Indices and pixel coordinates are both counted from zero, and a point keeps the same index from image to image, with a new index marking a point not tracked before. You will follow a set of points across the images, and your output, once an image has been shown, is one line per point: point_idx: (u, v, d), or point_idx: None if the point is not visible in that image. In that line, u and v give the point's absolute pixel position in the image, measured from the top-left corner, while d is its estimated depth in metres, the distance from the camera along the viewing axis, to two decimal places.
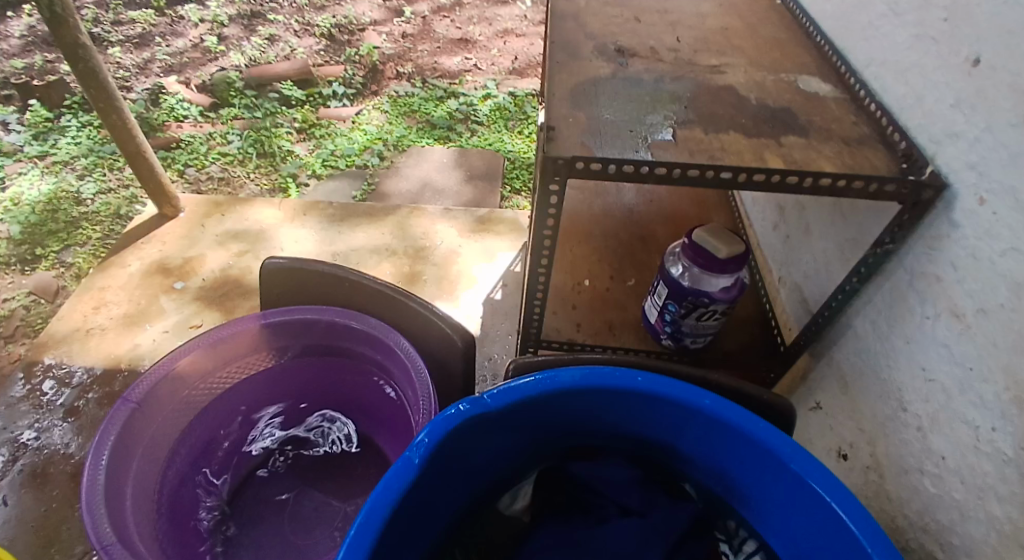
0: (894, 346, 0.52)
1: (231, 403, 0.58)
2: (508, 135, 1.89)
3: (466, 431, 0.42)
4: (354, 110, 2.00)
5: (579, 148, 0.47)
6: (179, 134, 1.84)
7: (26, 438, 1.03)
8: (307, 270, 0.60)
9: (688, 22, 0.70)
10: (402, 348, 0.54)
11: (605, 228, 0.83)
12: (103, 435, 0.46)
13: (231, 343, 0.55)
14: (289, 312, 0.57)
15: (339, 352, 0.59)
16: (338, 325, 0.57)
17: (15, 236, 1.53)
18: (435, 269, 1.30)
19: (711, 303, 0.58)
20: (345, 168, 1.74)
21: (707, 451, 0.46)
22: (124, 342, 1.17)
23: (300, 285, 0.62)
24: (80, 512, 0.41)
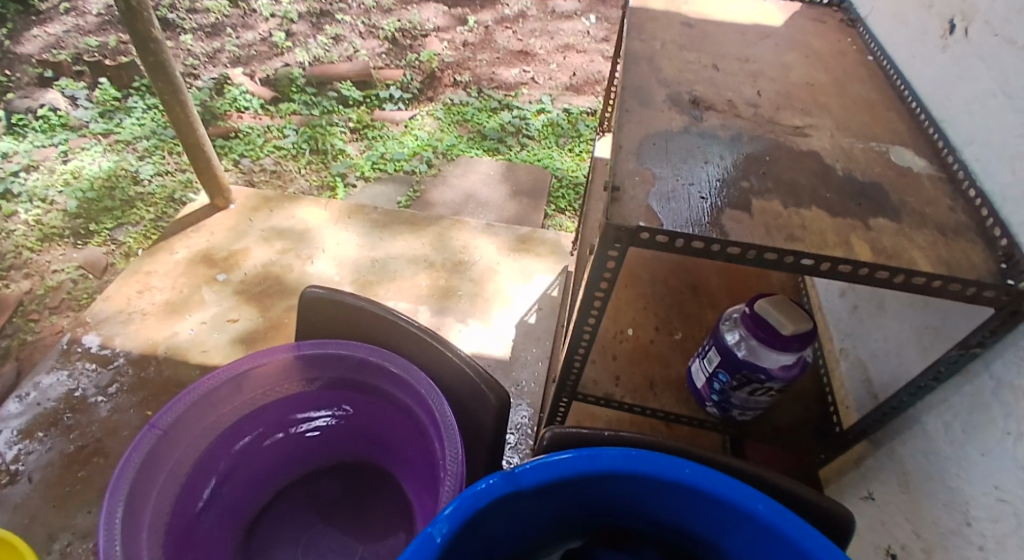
0: (969, 456, 0.46)
1: (261, 430, 0.58)
2: (559, 152, 1.86)
3: (494, 508, 0.40)
4: (408, 114, 2.01)
5: (646, 214, 0.44)
6: (238, 124, 1.88)
7: (60, 416, 1.05)
8: (346, 304, 0.60)
9: (771, 74, 0.66)
10: (433, 395, 0.53)
11: (655, 273, 0.79)
12: (126, 462, 0.46)
13: (262, 372, 0.55)
14: (322, 345, 0.56)
15: (366, 389, 0.58)
16: (370, 362, 0.56)
17: (72, 210, 1.59)
18: (472, 287, 1.28)
19: (767, 378, 0.53)
20: (393, 173, 1.75)
21: (751, 555, 0.42)
22: (163, 329, 1.19)
23: (336, 317, 0.62)
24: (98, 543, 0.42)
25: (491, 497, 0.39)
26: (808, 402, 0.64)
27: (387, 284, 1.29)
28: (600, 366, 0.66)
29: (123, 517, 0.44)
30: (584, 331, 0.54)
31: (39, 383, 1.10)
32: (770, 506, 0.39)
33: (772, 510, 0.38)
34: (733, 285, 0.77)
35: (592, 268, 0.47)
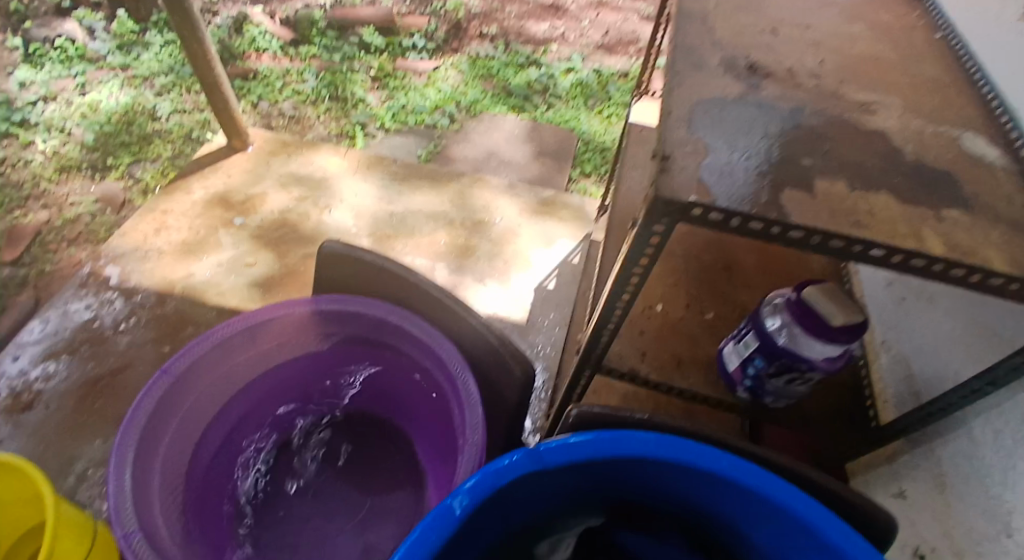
0: (1016, 468, 0.44)
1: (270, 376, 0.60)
2: (586, 114, 1.80)
3: (514, 485, 0.39)
4: (432, 65, 1.94)
5: (697, 188, 0.41)
6: (257, 65, 1.82)
7: (74, 348, 1.05)
8: (366, 263, 0.58)
9: (834, 42, 0.60)
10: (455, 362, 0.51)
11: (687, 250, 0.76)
12: (141, 405, 0.47)
13: (277, 324, 0.56)
14: (339, 301, 0.56)
15: (381, 346, 0.59)
16: (388, 321, 0.56)
17: (89, 143, 1.56)
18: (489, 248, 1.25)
19: (808, 369, 0.51)
20: (414, 125, 1.70)
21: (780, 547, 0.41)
22: (178, 268, 1.18)
23: (353, 274, 0.60)
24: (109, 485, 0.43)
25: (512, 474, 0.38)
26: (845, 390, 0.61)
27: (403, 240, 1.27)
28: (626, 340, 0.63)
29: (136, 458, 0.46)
30: (615, 306, 0.52)
31: (55, 313, 1.10)
32: (808, 503, 0.36)
33: (809, 507, 0.36)
34: (768, 267, 0.74)
35: (633, 242, 0.44)
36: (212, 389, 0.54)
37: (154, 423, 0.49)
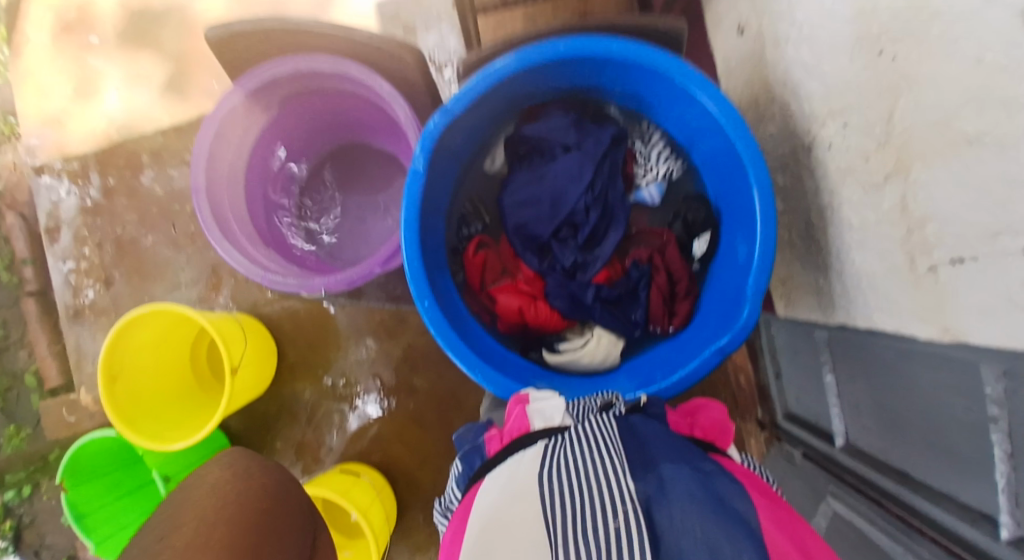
0: (854, 322, 0.72)
1: (283, 140, 0.95)
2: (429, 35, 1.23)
3: (450, 338, 0.70)
4: (135, 33, 1.29)
5: (484, 460, 0.51)
6: (94, 130, 1.30)
7: (372, 409, 1.20)
8: (384, 67, 0.85)
9: (603, 159, 0.80)
10: (351, 91, 0.88)
11: (306, 54, 0.82)
12: (246, 188, 0.91)
13: (284, 132, 0.94)
14: (306, 124, 0.96)
15: (347, 130, 1.01)
16: (354, 125, 0.99)
17: (69, 113, 1.30)
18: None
19: (694, 195, 0.82)
20: None
21: (552, 378, 0.73)
22: (256, 151, 0.92)
23: (314, 120, 0.96)
24: (206, 235, 0.79)
25: (430, 296, 0.70)
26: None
27: (52, 151, 1.30)
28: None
29: (244, 234, 0.87)
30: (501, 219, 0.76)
31: (189, 266, 1.26)
32: (697, 82, 0.67)
33: (708, 93, 0.67)
34: (715, 181, 0.77)
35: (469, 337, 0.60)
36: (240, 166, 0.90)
37: (217, 208, 0.84)
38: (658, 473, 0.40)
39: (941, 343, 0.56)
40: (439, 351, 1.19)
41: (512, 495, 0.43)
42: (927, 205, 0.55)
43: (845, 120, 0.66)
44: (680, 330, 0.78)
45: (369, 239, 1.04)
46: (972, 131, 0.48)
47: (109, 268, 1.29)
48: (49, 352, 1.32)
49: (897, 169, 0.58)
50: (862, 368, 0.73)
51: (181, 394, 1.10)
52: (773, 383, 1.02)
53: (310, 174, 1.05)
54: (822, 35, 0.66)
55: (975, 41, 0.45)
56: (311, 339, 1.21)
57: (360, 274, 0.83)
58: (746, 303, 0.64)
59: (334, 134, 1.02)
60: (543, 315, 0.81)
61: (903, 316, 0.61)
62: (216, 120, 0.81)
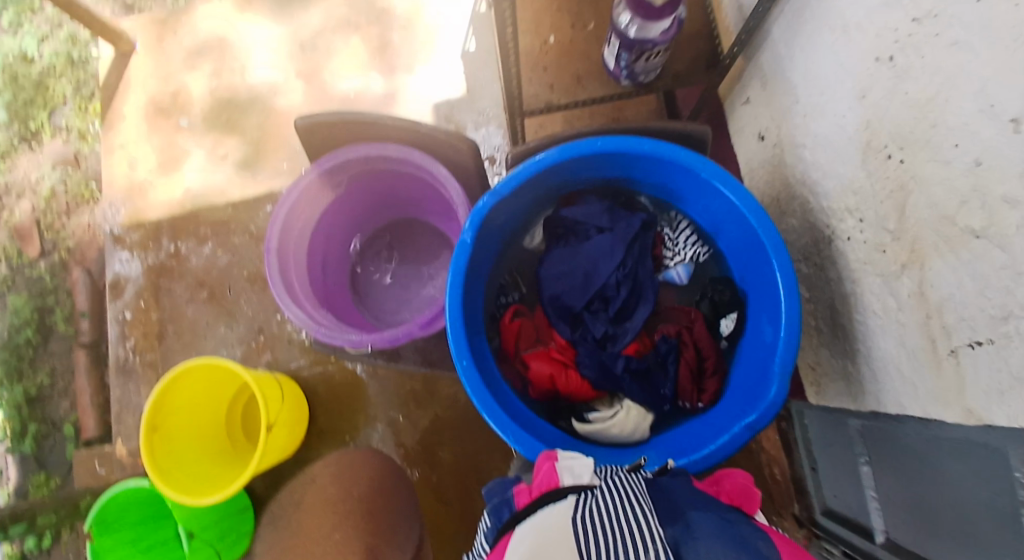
0: (883, 405, 0.74)
1: (347, 213, 1.05)
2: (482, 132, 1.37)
3: (485, 398, 0.73)
4: (218, 117, 1.47)
5: (516, 510, 0.53)
6: (170, 197, 1.44)
7: None
8: (444, 154, 0.95)
9: (636, 241, 0.87)
10: (413, 174, 0.98)
11: (379, 142, 0.93)
12: (310, 253, 1.00)
13: (348, 206, 1.04)
14: (369, 199, 1.06)
15: (404, 206, 1.11)
16: (411, 202, 1.09)
17: (149, 181, 1.46)
18: (222, 83, 1.48)
19: (720, 278, 0.87)
20: (408, 66, 1.42)
21: (582, 445, 0.75)
22: (322, 221, 1.01)
23: (377, 196, 1.06)
24: (273, 292, 0.87)
25: (469, 357, 0.75)
26: (705, 61, 1.02)
27: (128, 214, 1.44)
28: (535, 74, 1.10)
29: (304, 294, 0.95)
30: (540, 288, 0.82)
31: (236, 324, 1.34)
32: (721, 177, 0.75)
33: (731, 187, 0.74)
34: (741, 265, 0.82)
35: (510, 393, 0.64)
36: (307, 234, 0.99)
37: (283, 269, 0.92)
38: (693, 519, 0.43)
39: (966, 427, 0.58)
40: (467, 422, 1.21)
41: (546, 536, 0.45)
42: (941, 291, 0.59)
43: (861, 215, 0.72)
44: (709, 405, 0.81)
45: (413, 306, 1.11)
46: (976, 226, 0.53)
47: (162, 324, 1.37)
48: (91, 403, 1.38)
49: (911, 259, 0.63)
50: (894, 455, 0.73)
51: (212, 451, 1.13)
52: (807, 472, 1.01)
53: (366, 241, 1.14)
54: (836, 141, 0.74)
55: (972, 147, 0.52)
56: (343, 402, 1.25)
57: (404, 335, 0.88)
58: (774, 381, 0.67)
59: (391, 209, 1.12)
60: (573, 384, 0.84)
61: (928, 401, 0.63)
62: (293, 197, 0.92)
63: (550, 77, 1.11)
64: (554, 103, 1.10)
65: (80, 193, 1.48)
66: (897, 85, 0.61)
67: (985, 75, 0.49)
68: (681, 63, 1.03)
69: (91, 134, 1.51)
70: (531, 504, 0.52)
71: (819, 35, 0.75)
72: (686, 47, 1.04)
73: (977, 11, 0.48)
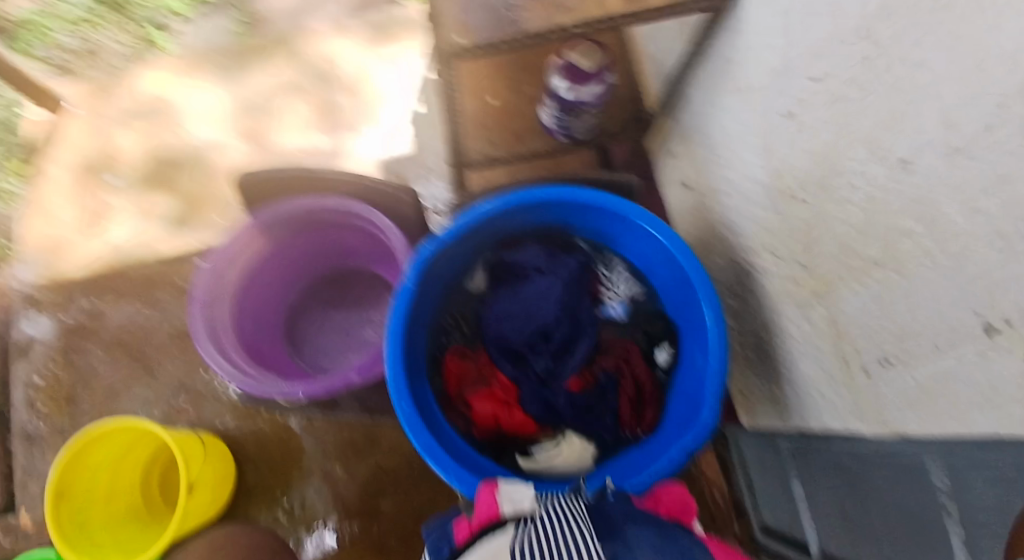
0: (808, 429, 0.77)
1: (282, 261, 1.03)
2: (424, 184, 1.40)
3: (427, 440, 0.71)
4: (152, 169, 1.43)
5: (458, 542, 0.51)
6: (92, 250, 1.37)
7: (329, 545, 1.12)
8: (386, 202, 0.97)
9: (573, 281, 0.90)
10: (355, 221, 0.99)
11: (317, 188, 0.93)
12: (242, 302, 0.97)
13: (284, 254, 1.02)
14: (307, 247, 1.05)
15: (344, 254, 1.10)
16: (351, 250, 1.09)
17: (70, 233, 1.38)
18: (158, 140, 1.45)
19: (654, 314, 0.91)
20: (351, 122, 1.45)
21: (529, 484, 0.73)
22: (258, 269, 0.99)
23: (314, 243, 1.05)
24: (200, 342, 0.83)
25: (411, 399, 0.73)
26: (632, 121, 1.11)
27: (44, 269, 1.35)
28: (474, 130, 1.15)
29: (235, 342, 0.91)
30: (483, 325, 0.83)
31: (160, 384, 1.25)
32: (646, 218, 0.80)
33: (658, 227, 0.79)
34: (672, 299, 0.86)
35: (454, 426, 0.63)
36: (241, 282, 0.96)
37: (212, 318, 0.88)
38: (633, 532, 0.43)
39: (882, 443, 0.61)
40: (409, 479, 1.15)
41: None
42: (848, 316, 0.64)
43: (775, 252, 0.78)
44: (650, 438, 0.82)
45: (353, 354, 1.09)
46: (875, 256, 0.58)
47: (74, 386, 1.26)
48: None
49: (820, 288, 0.69)
50: (822, 479, 0.76)
51: (116, 524, 1.01)
52: (749, 509, 1.02)
53: (303, 289, 1.12)
54: (750, 187, 0.81)
55: (867, 187, 0.58)
56: (275, 461, 1.17)
57: (342, 382, 0.85)
58: (708, 408, 0.69)
59: (329, 258, 1.11)
60: (517, 421, 0.84)
61: (847, 421, 0.67)
62: (227, 244, 0.89)
63: (490, 132, 1.17)
64: (493, 155, 1.15)
65: None
66: (795, 134, 0.69)
67: (875, 126, 0.55)
68: (608, 121, 1.11)
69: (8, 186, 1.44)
70: (472, 537, 0.50)
71: (726, 94, 0.84)
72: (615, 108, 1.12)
73: (864, 72, 0.56)
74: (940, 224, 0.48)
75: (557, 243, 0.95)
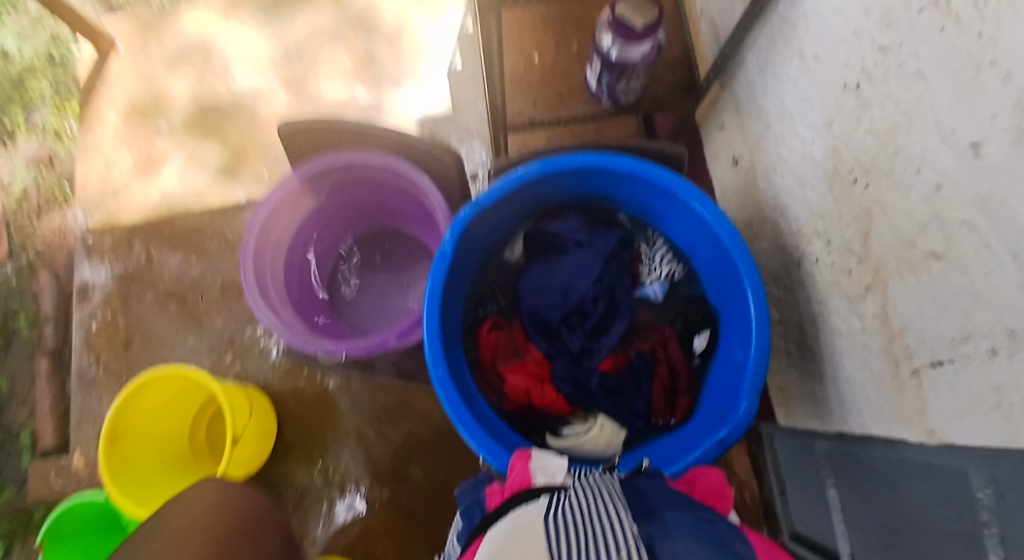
0: (848, 423, 0.75)
1: (325, 221, 1.04)
2: (464, 146, 1.38)
3: (460, 410, 0.72)
4: (200, 121, 1.46)
5: (489, 509, 0.53)
6: (144, 201, 1.42)
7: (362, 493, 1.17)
8: (426, 167, 0.96)
9: (612, 256, 0.88)
10: (396, 184, 0.98)
11: (360, 150, 0.93)
12: (287, 261, 0.99)
13: (326, 214, 1.03)
14: (348, 208, 1.06)
15: (384, 216, 1.11)
16: (391, 213, 1.09)
17: (123, 183, 1.43)
18: (204, 89, 1.47)
19: (693, 296, 0.89)
20: (393, 78, 1.43)
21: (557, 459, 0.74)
22: (302, 229, 1.01)
23: (355, 205, 1.06)
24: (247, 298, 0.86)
25: (446, 369, 0.74)
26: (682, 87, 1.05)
27: (101, 217, 1.41)
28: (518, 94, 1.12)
29: (280, 300, 0.93)
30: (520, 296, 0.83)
31: (208, 332, 1.31)
32: (691, 198, 0.77)
33: (706, 208, 0.76)
34: (714, 282, 0.83)
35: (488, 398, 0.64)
36: (285, 241, 0.98)
37: (258, 276, 0.90)
38: (665, 517, 0.44)
39: (928, 447, 0.59)
40: (439, 439, 1.19)
41: (521, 531, 0.44)
42: (903, 315, 0.61)
43: (828, 240, 0.74)
44: (681, 420, 0.82)
45: (391, 316, 1.11)
46: (937, 249, 0.55)
47: (130, 329, 1.34)
48: (52, 410, 1.33)
49: (874, 282, 0.65)
50: (857, 475, 0.74)
51: (168, 464, 1.08)
52: (776, 494, 1.02)
53: (344, 250, 1.13)
54: (805, 166, 0.76)
55: (933, 174, 0.54)
56: (315, 412, 1.22)
57: (380, 346, 0.87)
58: (744, 398, 0.68)
59: (369, 220, 1.12)
60: (549, 397, 0.84)
61: (891, 421, 0.65)
62: (270, 202, 0.91)
63: (534, 96, 1.13)
64: (537, 120, 1.13)
65: (51, 195, 1.45)
66: (862, 116, 0.64)
67: (944, 105, 0.51)
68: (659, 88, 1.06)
69: (66, 134, 1.49)
70: (505, 504, 0.51)
71: (790, 65, 0.78)
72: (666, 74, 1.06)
73: (938, 45, 0.50)
74: (1015, 223, 0.44)
75: (598, 218, 0.93)
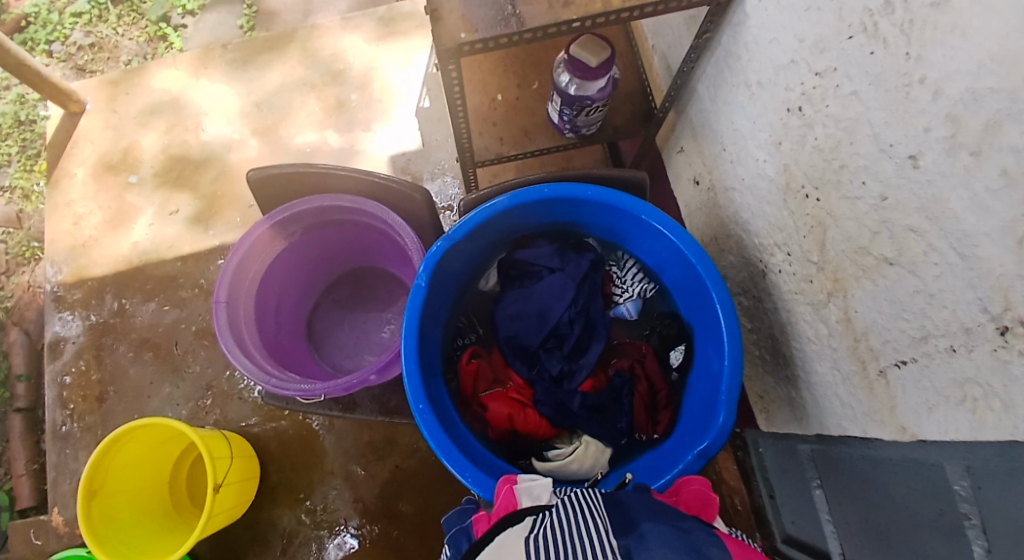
0: (825, 426, 0.77)
1: (299, 263, 1.05)
2: (437, 182, 1.40)
3: (443, 442, 0.72)
4: (171, 172, 1.46)
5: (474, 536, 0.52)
6: (116, 254, 1.41)
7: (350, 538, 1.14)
8: (398, 203, 0.97)
9: (585, 279, 0.90)
10: (369, 222, 1.00)
11: (331, 191, 0.94)
12: (262, 305, 0.99)
13: (301, 256, 1.04)
14: (323, 248, 1.07)
15: (359, 255, 1.12)
16: (366, 251, 1.10)
17: (94, 237, 1.42)
18: (175, 140, 1.48)
19: (667, 313, 0.91)
20: (364, 120, 1.46)
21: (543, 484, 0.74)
22: (276, 272, 1.01)
23: (330, 245, 1.06)
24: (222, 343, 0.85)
25: (426, 401, 0.74)
26: (641, 115, 1.10)
27: (71, 273, 1.39)
28: (485, 128, 1.15)
29: (256, 344, 0.93)
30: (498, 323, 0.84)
31: (184, 382, 1.29)
32: (655, 217, 0.79)
33: (671, 227, 0.78)
34: (685, 298, 0.86)
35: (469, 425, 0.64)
36: (260, 284, 0.98)
37: (233, 321, 0.90)
38: (644, 528, 0.44)
39: (901, 443, 0.60)
40: (426, 474, 1.18)
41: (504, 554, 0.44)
42: (864, 317, 0.63)
43: (789, 250, 0.77)
44: (664, 436, 0.83)
45: (371, 353, 1.11)
46: (889, 254, 0.57)
47: (104, 385, 1.31)
48: (26, 472, 1.28)
49: (835, 288, 0.68)
50: (839, 478, 0.75)
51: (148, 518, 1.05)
52: (767, 505, 1.02)
53: (321, 291, 1.14)
54: (761, 184, 0.80)
55: (876, 180, 0.57)
56: (297, 457, 1.20)
57: (359, 383, 0.87)
58: (722, 409, 0.69)
59: (345, 260, 1.12)
60: (532, 422, 0.84)
61: (864, 421, 0.67)
62: (243, 247, 0.91)
63: (501, 130, 1.16)
64: (504, 154, 1.14)
65: (20, 253, 1.43)
66: (807, 132, 0.67)
67: (882, 120, 0.54)
68: (620, 116, 1.10)
69: (35, 192, 1.48)
70: (490, 529, 0.51)
71: (737, 91, 0.82)
72: (626, 102, 1.11)
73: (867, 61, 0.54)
74: (951, 221, 0.47)
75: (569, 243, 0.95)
